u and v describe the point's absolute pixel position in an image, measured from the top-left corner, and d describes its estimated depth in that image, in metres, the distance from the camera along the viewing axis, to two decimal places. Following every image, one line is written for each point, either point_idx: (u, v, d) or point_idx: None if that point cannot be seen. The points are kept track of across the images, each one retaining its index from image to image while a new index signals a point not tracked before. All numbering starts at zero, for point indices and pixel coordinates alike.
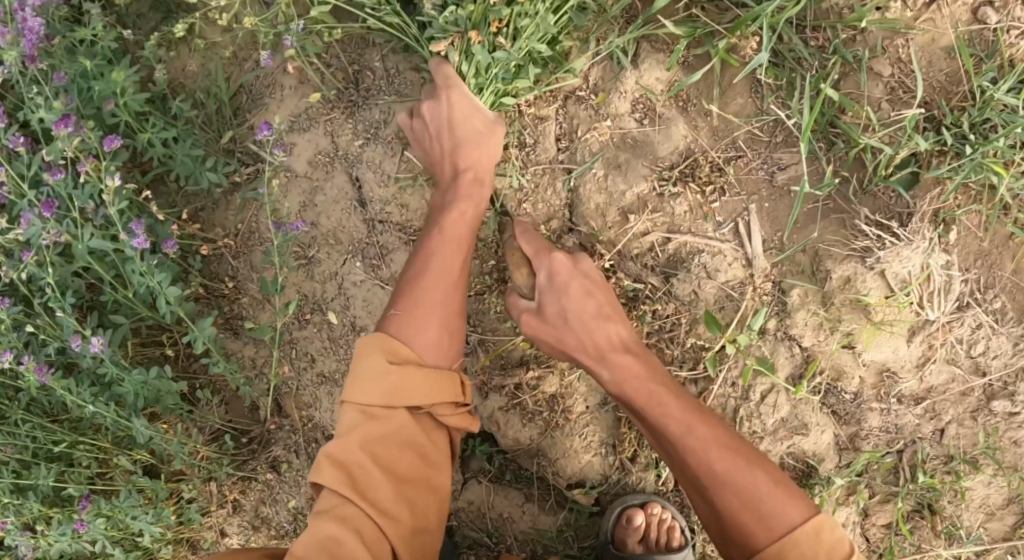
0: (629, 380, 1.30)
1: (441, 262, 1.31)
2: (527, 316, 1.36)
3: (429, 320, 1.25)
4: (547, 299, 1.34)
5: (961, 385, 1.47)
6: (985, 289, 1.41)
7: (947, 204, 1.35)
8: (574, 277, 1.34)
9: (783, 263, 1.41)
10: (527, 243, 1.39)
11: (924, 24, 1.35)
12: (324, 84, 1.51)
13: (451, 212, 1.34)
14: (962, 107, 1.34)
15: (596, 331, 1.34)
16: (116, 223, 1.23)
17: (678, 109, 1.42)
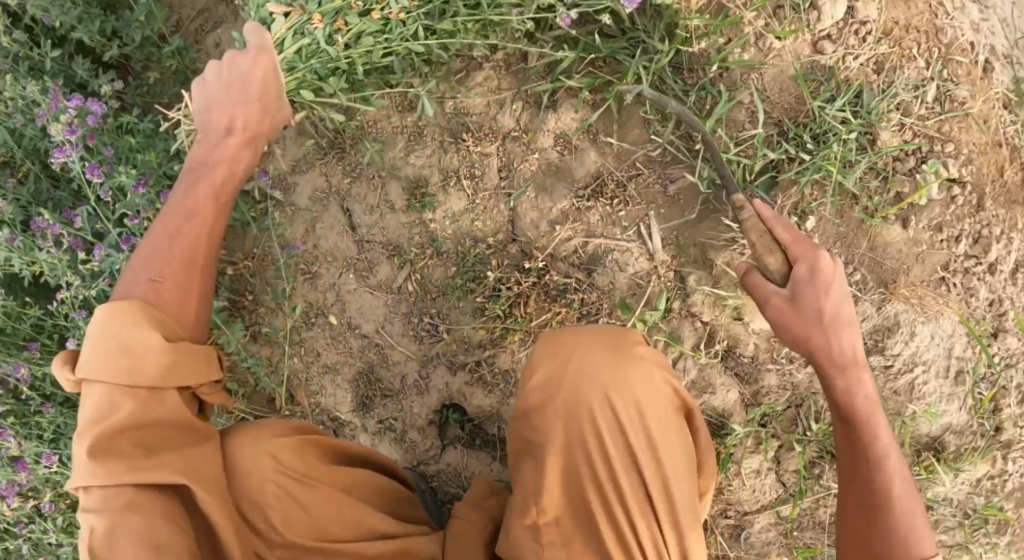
0: (860, 393, 1.38)
1: (190, 225, 1.53)
2: (775, 301, 1.40)
3: (173, 276, 1.44)
4: (834, 305, 1.37)
5: None
6: (847, 264, 1.75)
7: (804, 199, 1.73)
8: (836, 281, 1.37)
9: (678, 254, 1.80)
10: (781, 231, 1.44)
11: (773, 60, 1.72)
12: (318, 135, 1.95)
13: (220, 172, 1.63)
14: (806, 123, 1.72)
15: (846, 345, 1.37)
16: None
17: (589, 141, 1.83)
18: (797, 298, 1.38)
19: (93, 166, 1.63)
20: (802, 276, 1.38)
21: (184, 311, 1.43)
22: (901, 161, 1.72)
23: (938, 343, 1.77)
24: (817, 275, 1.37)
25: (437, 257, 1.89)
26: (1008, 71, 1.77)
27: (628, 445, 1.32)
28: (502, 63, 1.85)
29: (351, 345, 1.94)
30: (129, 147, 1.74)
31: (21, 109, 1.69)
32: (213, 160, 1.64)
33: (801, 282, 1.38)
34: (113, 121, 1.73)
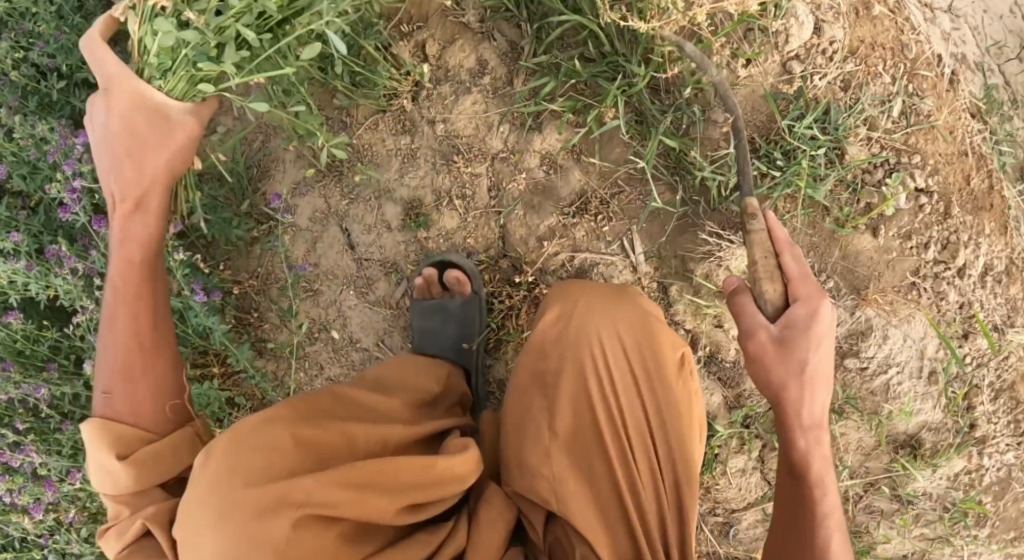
0: (817, 455, 1.34)
1: (116, 329, 1.46)
2: (761, 337, 1.34)
3: (119, 385, 1.43)
4: (817, 360, 1.32)
5: None
6: (821, 273, 1.84)
7: (777, 212, 1.82)
8: (822, 338, 1.32)
9: (660, 265, 1.90)
10: (790, 264, 1.39)
11: (745, 81, 1.81)
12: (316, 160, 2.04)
13: (131, 243, 1.51)
14: (777, 140, 1.80)
15: (816, 406, 1.34)
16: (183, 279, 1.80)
17: (573, 160, 1.93)
18: (785, 343, 1.32)
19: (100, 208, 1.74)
20: (798, 318, 1.33)
21: (150, 409, 1.44)
22: (870, 173, 1.80)
23: (910, 345, 1.85)
24: (809, 322, 1.32)
25: (432, 273, 2.00)
26: (977, 80, 1.90)
27: (631, 370, 1.47)
28: (490, 87, 1.99)
29: (353, 358, 2.07)
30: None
31: (31, 146, 1.80)
32: (125, 235, 1.50)
33: (794, 324, 1.33)
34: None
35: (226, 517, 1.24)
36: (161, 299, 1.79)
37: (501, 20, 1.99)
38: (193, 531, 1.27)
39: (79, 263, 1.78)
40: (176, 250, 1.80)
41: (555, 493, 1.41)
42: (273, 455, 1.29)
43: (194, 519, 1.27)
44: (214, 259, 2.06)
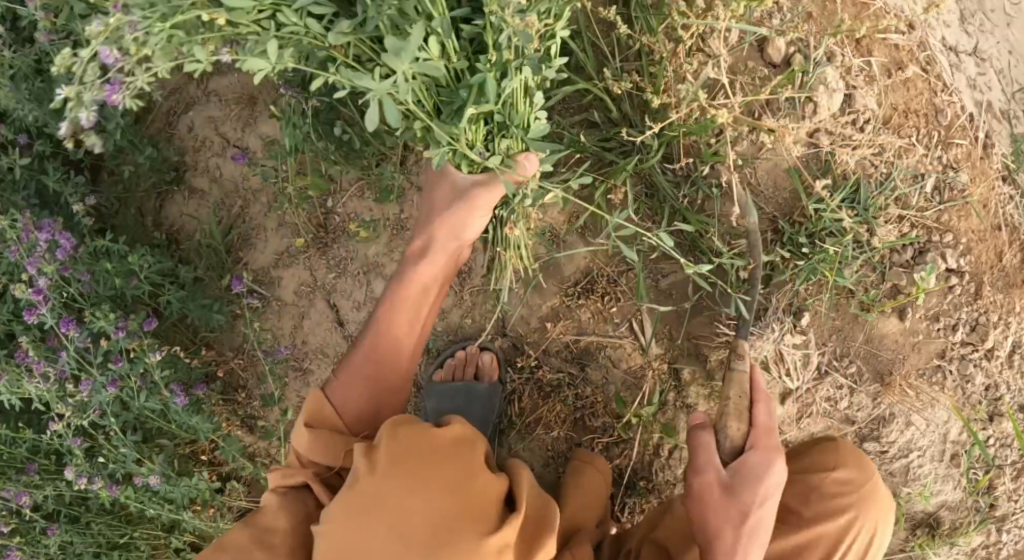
0: None
1: (380, 334, 1.58)
2: (710, 476, 1.40)
3: (352, 388, 1.54)
4: (761, 517, 1.37)
5: (835, 430, 1.78)
6: (842, 357, 1.73)
7: (798, 297, 1.69)
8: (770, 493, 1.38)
9: (672, 348, 1.79)
10: (760, 411, 1.47)
11: (767, 155, 1.67)
12: (303, 232, 1.98)
13: (415, 275, 1.59)
14: (801, 222, 1.66)
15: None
16: (163, 387, 1.73)
17: (576, 234, 1.80)
18: (735, 491, 1.38)
19: (68, 318, 1.65)
20: (750, 465, 1.40)
21: (358, 411, 1.55)
22: (897, 253, 1.68)
23: (933, 429, 1.76)
24: (753, 472, 1.39)
25: (427, 352, 1.90)
26: (1004, 131, 1.71)
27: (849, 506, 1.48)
28: None
29: None
30: (109, 272, 1.78)
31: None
32: (413, 277, 1.59)
33: (747, 471, 1.40)
34: (87, 248, 1.75)
35: (438, 543, 1.20)
36: (141, 406, 1.72)
37: None
38: (391, 541, 1.21)
39: (49, 367, 1.69)
40: (153, 351, 1.71)
41: None
42: (489, 501, 1.27)
43: (396, 534, 1.21)
44: (196, 344, 1.97)
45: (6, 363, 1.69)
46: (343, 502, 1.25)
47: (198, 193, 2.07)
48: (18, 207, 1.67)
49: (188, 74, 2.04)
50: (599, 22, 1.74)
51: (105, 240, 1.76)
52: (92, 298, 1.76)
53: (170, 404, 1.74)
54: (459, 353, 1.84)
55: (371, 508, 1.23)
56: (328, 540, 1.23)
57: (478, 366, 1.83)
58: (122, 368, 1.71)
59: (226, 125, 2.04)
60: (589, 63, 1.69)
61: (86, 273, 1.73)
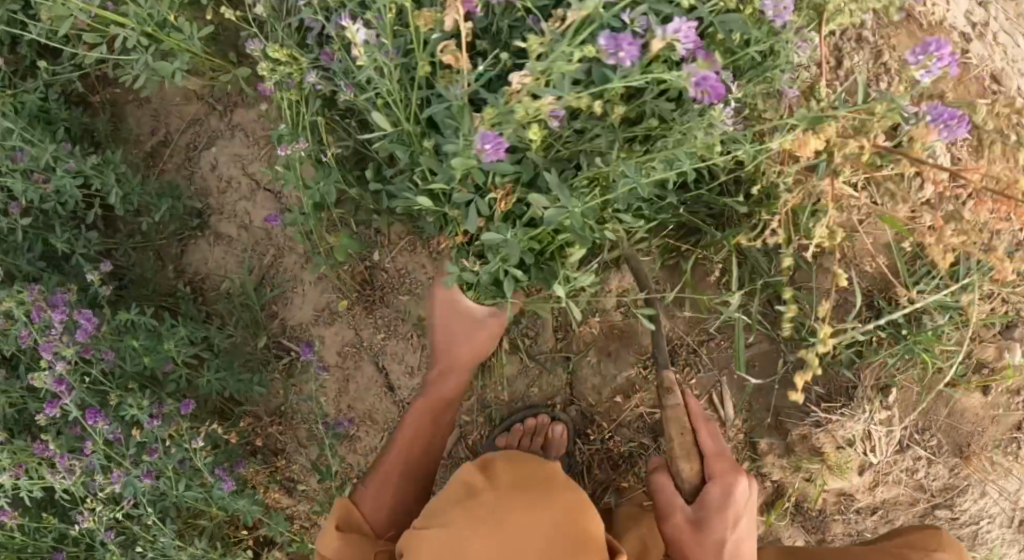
0: None
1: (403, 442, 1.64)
2: (676, 517, 1.35)
3: (383, 490, 1.60)
4: (738, 538, 1.34)
5: (909, 497, 1.73)
6: (922, 430, 1.69)
7: (887, 374, 1.63)
8: (745, 513, 1.35)
9: (751, 419, 1.72)
10: (706, 444, 1.42)
11: (867, 228, 1.60)
12: (348, 290, 1.85)
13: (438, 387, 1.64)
14: (897, 299, 1.61)
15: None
16: (207, 474, 1.60)
17: (656, 301, 1.70)
18: (701, 522, 1.34)
19: (94, 410, 1.53)
20: (712, 501, 1.34)
21: (385, 515, 1.58)
22: (986, 328, 1.63)
23: (1006, 499, 1.71)
24: (718, 502, 1.34)
25: (488, 420, 1.79)
26: None
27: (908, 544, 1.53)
28: None
29: None
30: (136, 350, 1.66)
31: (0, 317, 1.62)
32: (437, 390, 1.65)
33: (710, 505, 1.34)
34: (111, 326, 1.64)
35: None
36: (180, 495, 1.59)
37: None
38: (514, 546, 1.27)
39: (74, 461, 1.59)
40: (191, 436, 1.58)
41: None
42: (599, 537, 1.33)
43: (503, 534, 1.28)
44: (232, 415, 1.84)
45: (27, 456, 1.60)
46: (451, 508, 1.34)
47: (224, 239, 1.94)
48: (28, 283, 1.59)
49: (210, 105, 1.92)
50: None
51: (132, 315, 1.65)
52: (118, 379, 1.65)
53: (214, 491, 1.62)
54: (530, 418, 1.73)
55: (485, 518, 1.30)
56: (440, 540, 1.29)
57: (547, 437, 1.72)
58: (156, 458, 1.59)
59: (254, 164, 1.92)
60: None
61: (109, 353, 1.62)
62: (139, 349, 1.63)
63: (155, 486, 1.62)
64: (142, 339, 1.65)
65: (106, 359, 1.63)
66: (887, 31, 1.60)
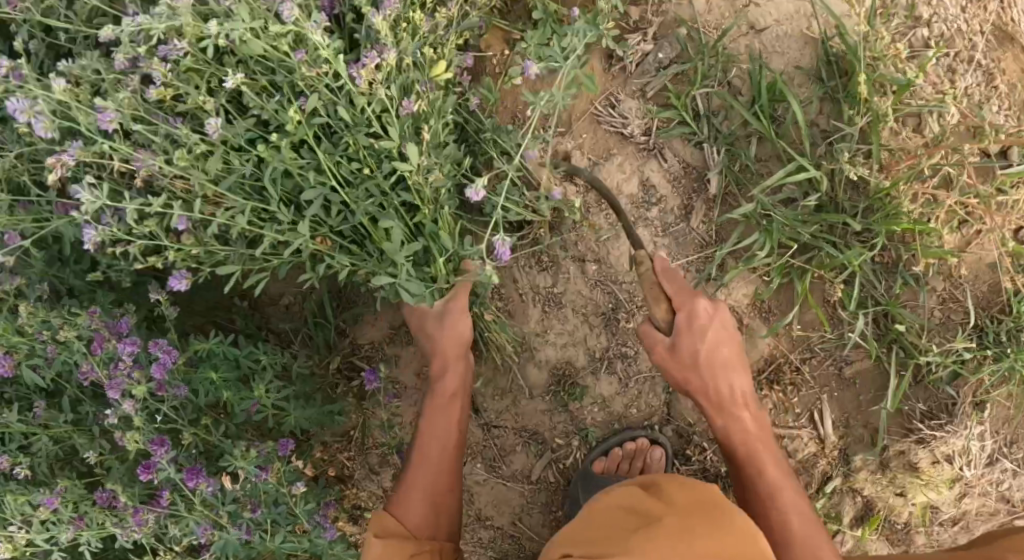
0: (742, 437, 1.46)
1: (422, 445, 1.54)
2: (657, 346, 1.45)
3: (412, 498, 1.49)
4: (709, 345, 1.43)
5: (991, 507, 1.75)
6: (1010, 444, 1.71)
7: (986, 391, 1.65)
8: (712, 321, 1.43)
9: (848, 435, 1.72)
10: (667, 282, 1.45)
11: (974, 249, 1.61)
12: None
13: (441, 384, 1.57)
14: (1000, 316, 1.62)
15: (737, 388, 1.46)
16: (307, 522, 1.45)
17: (760, 318, 1.67)
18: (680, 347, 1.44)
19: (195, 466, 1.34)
20: (685, 323, 1.42)
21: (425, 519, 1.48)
22: None
23: None
24: (689, 330, 1.42)
25: (583, 441, 1.73)
26: None
27: None
28: (657, 224, 1.68)
29: (480, 538, 1.78)
30: (212, 382, 1.46)
31: (51, 345, 1.37)
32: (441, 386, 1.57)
33: (685, 323, 1.42)
34: (185, 357, 1.43)
35: None
36: (277, 548, 1.42)
37: (674, 137, 1.66)
38: None
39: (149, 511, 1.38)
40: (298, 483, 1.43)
41: (719, 384, 1.45)
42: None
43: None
44: (304, 442, 1.69)
45: (87, 506, 1.39)
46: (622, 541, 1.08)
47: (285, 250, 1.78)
48: (89, 308, 1.37)
49: None
50: (801, 89, 1.62)
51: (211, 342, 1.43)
52: (189, 414, 1.46)
53: (315, 540, 1.47)
54: (629, 443, 1.68)
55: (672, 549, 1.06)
56: None
57: (646, 462, 1.68)
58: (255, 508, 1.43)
59: None
60: (804, 136, 1.57)
61: (184, 388, 1.42)
62: (217, 382, 1.45)
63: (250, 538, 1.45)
64: (221, 371, 1.46)
65: (178, 397, 1.43)
66: (997, 53, 1.60)
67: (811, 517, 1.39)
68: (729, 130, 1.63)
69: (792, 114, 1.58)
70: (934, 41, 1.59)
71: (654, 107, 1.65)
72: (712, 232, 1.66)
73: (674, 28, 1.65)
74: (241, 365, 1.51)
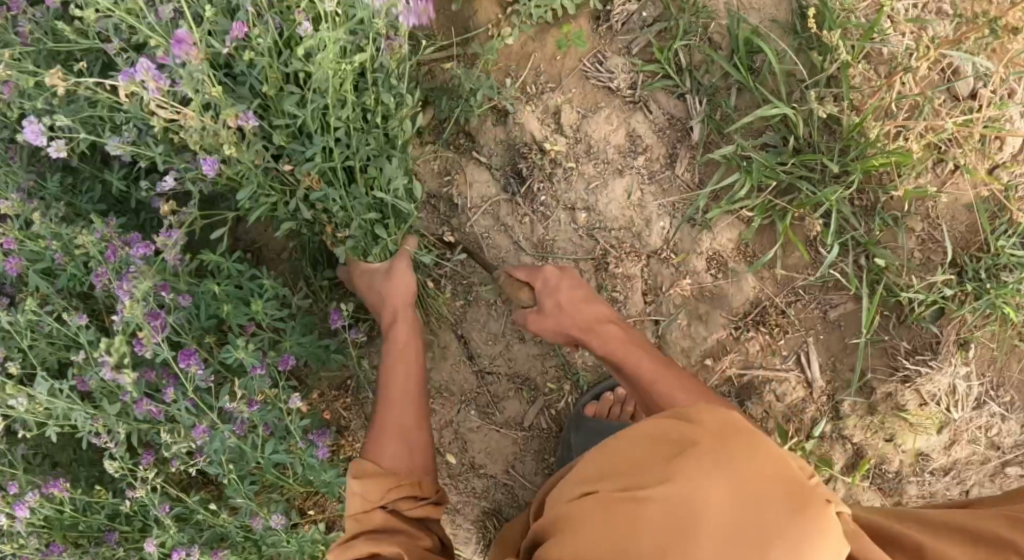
0: (616, 344, 1.38)
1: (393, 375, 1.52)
2: (530, 313, 1.43)
3: (386, 439, 1.42)
4: (562, 279, 1.43)
5: (980, 455, 1.76)
6: (997, 387, 1.72)
7: (970, 331, 1.67)
8: (562, 277, 1.43)
9: (835, 380, 1.75)
10: (518, 271, 1.49)
11: (950, 188, 1.66)
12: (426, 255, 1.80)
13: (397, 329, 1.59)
14: (980, 255, 1.66)
15: (600, 314, 1.41)
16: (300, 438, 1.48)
17: (745, 263, 1.73)
18: (541, 304, 1.42)
19: (192, 350, 1.39)
20: (546, 277, 1.44)
21: (398, 456, 1.39)
22: None
23: None
24: (544, 289, 1.42)
25: (575, 386, 1.77)
26: None
27: None
28: (644, 171, 1.75)
29: (475, 486, 1.82)
30: (214, 300, 1.48)
31: (59, 254, 1.41)
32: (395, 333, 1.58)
33: (546, 280, 1.43)
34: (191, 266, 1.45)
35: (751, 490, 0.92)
36: (266, 459, 1.46)
37: (658, 89, 1.75)
38: (703, 473, 0.92)
39: (152, 406, 1.40)
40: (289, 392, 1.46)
41: (592, 309, 1.41)
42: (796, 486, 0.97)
43: (732, 470, 0.93)
44: (304, 385, 1.75)
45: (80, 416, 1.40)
46: (648, 460, 0.95)
47: None
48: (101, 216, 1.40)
49: None
50: (778, 41, 1.69)
51: (220, 254, 1.46)
52: (193, 329, 1.48)
53: (309, 459, 1.50)
54: (620, 388, 1.72)
55: (692, 465, 0.93)
56: (658, 502, 0.91)
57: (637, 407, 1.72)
58: (254, 414, 1.45)
59: None
60: (780, 83, 1.65)
61: (187, 299, 1.45)
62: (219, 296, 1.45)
63: (242, 448, 1.47)
64: (223, 286, 1.47)
65: (183, 306, 1.46)
66: None
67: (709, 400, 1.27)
68: (710, 82, 1.72)
69: (769, 62, 1.66)
70: None
71: (639, 62, 1.74)
72: (696, 178, 1.73)
73: None
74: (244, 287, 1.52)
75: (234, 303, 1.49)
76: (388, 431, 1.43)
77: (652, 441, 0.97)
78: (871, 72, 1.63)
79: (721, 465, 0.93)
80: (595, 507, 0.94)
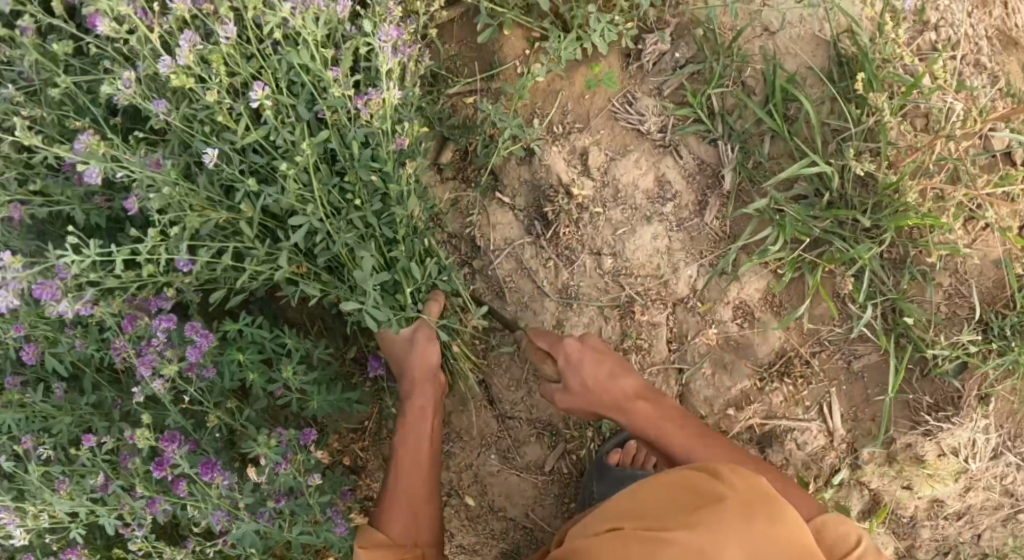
0: (647, 423, 1.45)
1: (409, 440, 1.51)
2: (554, 390, 1.52)
3: (395, 512, 1.44)
4: (576, 345, 1.50)
5: (994, 501, 1.78)
6: (1015, 438, 1.74)
7: (991, 386, 1.68)
8: (585, 350, 1.49)
9: (856, 428, 1.75)
10: (541, 342, 1.56)
11: (979, 245, 1.65)
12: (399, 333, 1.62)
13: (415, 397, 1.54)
14: (1006, 311, 1.66)
15: (624, 385, 1.47)
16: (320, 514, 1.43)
17: (772, 313, 1.72)
18: (563, 380, 1.50)
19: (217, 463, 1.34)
20: (570, 354, 1.49)
21: (406, 530, 1.43)
22: None
23: None
24: (565, 364, 1.49)
25: (597, 431, 1.76)
26: None
27: None
28: (672, 218, 1.71)
29: (493, 529, 1.82)
30: (237, 366, 1.43)
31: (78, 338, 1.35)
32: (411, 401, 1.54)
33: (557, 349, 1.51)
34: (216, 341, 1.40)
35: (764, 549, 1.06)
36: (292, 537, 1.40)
37: (689, 134, 1.70)
38: (724, 531, 1.06)
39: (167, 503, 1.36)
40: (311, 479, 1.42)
41: (616, 379, 1.47)
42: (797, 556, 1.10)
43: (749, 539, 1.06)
44: (324, 431, 1.72)
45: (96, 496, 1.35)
46: (675, 515, 1.09)
47: None
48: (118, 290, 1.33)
49: None
50: (813, 89, 1.65)
51: (241, 324, 1.41)
52: (214, 396, 1.44)
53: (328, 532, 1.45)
54: None
55: (719, 521, 1.07)
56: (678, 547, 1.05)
57: (660, 456, 1.72)
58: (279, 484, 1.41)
59: None
60: (816, 134, 1.61)
61: (212, 370, 1.41)
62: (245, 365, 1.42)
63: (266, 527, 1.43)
64: (248, 353, 1.43)
65: (206, 377, 1.41)
66: (1001, 57, 1.64)
67: (713, 438, 1.43)
68: (743, 128, 1.67)
69: (805, 112, 1.61)
70: (941, 45, 1.62)
71: (671, 105, 1.70)
72: (726, 227, 1.70)
73: (690, 29, 1.68)
74: (267, 348, 1.47)
75: (257, 365, 1.45)
76: (399, 501, 1.46)
77: (681, 494, 1.12)
78: (909, 127, 1.60)
79: (738, 528, 1.06)
80: (618, 540, 1.09)
